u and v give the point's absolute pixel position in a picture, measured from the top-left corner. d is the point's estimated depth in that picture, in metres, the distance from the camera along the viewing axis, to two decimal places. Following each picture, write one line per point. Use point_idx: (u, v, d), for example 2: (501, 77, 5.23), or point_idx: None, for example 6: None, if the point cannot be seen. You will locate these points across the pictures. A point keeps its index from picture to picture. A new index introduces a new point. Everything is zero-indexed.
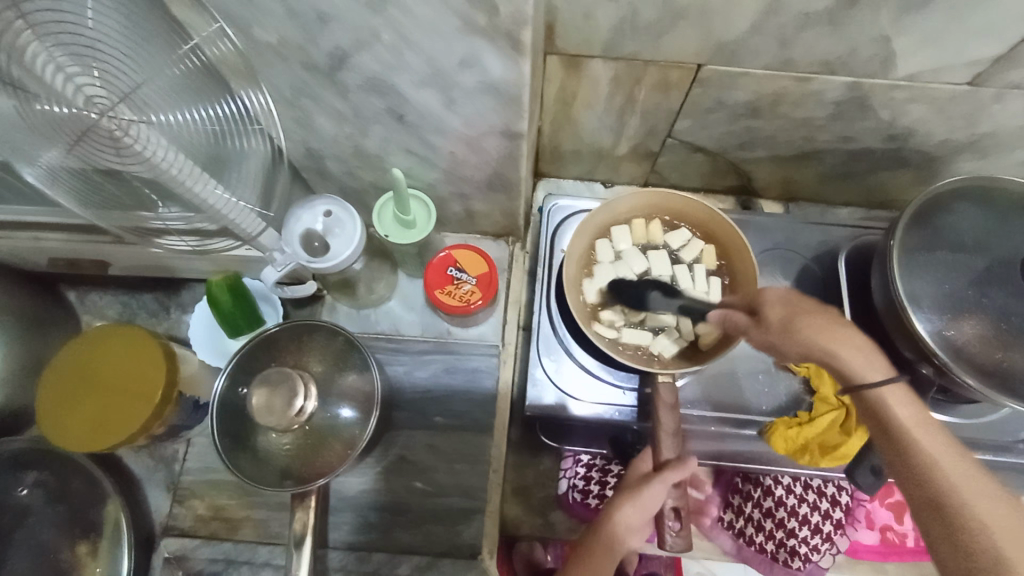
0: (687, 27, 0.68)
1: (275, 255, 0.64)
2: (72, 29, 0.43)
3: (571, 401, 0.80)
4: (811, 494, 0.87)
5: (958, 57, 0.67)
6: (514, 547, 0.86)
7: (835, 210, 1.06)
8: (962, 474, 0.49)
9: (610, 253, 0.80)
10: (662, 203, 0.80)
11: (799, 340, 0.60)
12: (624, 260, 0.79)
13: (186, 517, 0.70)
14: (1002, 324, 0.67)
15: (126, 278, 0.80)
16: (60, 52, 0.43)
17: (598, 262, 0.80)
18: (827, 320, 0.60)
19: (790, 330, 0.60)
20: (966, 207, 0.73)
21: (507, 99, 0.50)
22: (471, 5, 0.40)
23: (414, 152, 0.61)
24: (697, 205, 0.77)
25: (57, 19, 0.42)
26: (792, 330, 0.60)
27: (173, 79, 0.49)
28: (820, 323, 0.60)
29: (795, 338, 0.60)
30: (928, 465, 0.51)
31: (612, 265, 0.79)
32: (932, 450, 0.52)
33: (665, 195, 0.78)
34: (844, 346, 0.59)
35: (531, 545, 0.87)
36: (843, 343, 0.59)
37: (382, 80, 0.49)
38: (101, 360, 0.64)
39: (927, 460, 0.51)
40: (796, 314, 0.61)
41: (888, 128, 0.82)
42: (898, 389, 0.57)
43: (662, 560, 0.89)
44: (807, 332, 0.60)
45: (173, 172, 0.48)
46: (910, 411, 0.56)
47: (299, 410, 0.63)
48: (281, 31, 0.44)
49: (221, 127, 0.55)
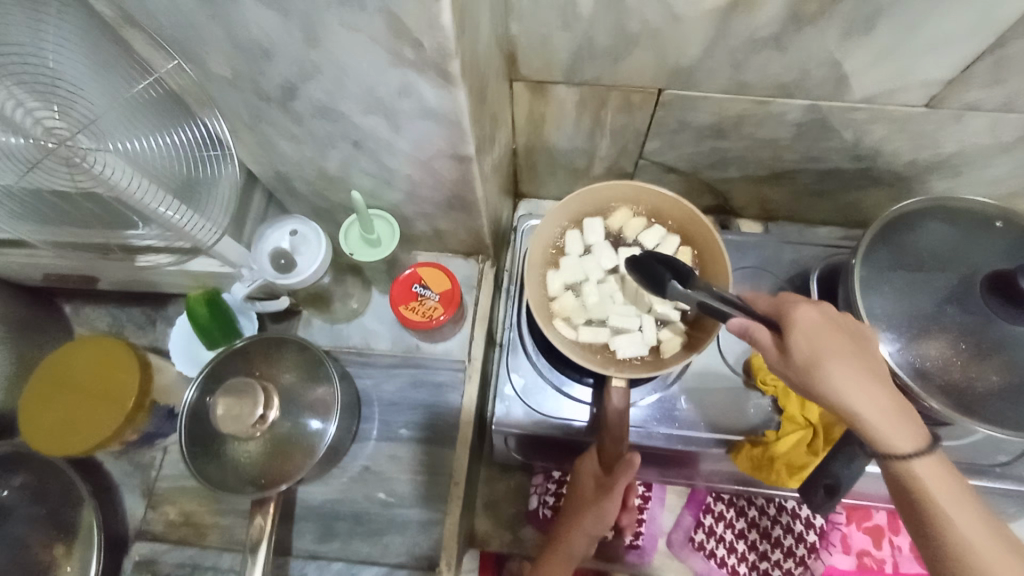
0: (640, 53, 0.70)
1: (245, 269, 0.69)
2: (34, 69, 0.51)
3: (536, 416, 0.81)
4: (785, 515, 0.86)
5: (909, 78, 0.68)
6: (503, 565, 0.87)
7: (814, 229, 1.06)
8: (979, 532, 0.50)
9: (579, 247, 0.79)
10: (638, 194, 0.78)
11: (823, 387, 0.54)
12: (592, 254, 0.78)
13: (158, 522, 0.73)
14: (962, 344, 0.67)
15: (115, 292, 0.85)
16: (22, 90, 0.50)
17: (566, 256, 0.78)
18: (853, 365, 0.54)
19: (814, 374, 0.54)
20: (929, 224, 0.74)
21: (447, 123, 0.53)
22: (398, 41, 0.44)
23: (374, 174, 0.65)
24: (676, 203, 0.75)
25: (20, 62, 0.50)
26: (817, 375, 0.54)
27: (131, 109, 0.56)
28: (846, 367, 0.54)
29: (816, 382, 0.54)
30: (949, 526, 0.50)
31: (579, 259, 0.78)
32: (949, 509, 0.51)
33: (640, 188, 0.77)
34: (869, 392, 0.54)
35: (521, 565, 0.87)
36: (869, 388, 0.54)
37: (332, 109, 0.54)
38: (79, 371, 0.70)
39: (947, 522, 0.50)
40: (823, 355, 0.54)
41: (854, 148, 0.83)
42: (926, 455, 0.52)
43: None
44: (834, 379, 0.54)
45: (132, 193, 0.55)
46: (930, 464, 0.53)
47: (260, 418, 0.68)
48: (235, 66, 0.51)
49: (183, 152, 0.61)
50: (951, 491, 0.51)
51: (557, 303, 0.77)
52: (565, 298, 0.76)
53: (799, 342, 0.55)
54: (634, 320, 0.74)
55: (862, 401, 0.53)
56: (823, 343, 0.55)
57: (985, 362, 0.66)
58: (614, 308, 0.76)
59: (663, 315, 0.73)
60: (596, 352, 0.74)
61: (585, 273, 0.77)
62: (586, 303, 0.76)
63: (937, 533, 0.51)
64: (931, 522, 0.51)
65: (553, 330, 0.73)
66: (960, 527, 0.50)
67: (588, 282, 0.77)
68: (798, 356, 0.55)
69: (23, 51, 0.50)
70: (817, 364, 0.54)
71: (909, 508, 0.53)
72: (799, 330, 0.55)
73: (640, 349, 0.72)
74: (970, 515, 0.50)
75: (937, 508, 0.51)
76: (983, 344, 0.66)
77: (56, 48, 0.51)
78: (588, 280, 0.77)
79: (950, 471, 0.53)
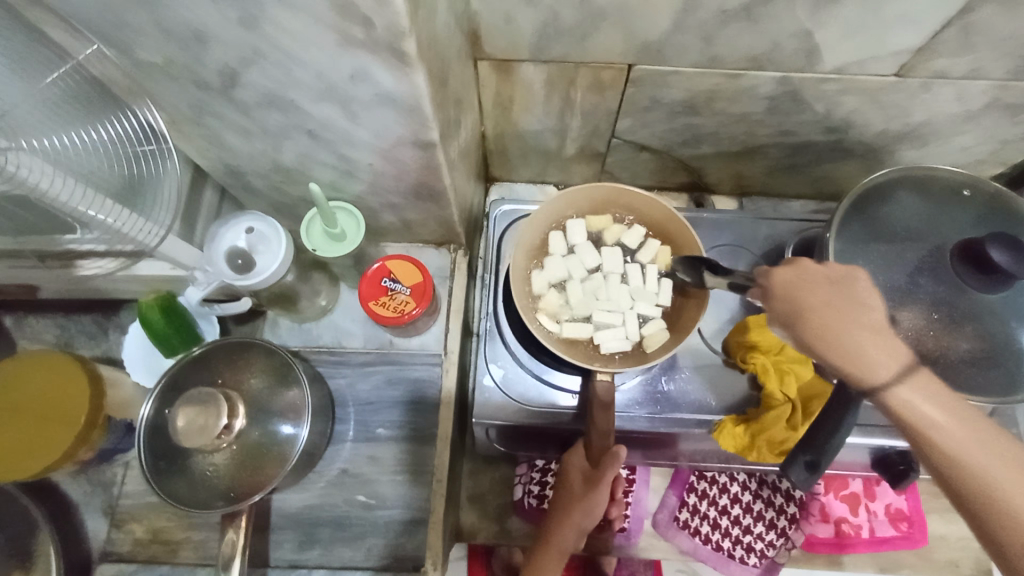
0: (608, 29, 0.67)
1: (197, 273, 0.64)
2: None
3: (517, 405, 0.79)
4: (766, 489, 0.87)
5: (879, 48, 0.67)
6: (492, 553, 0.88)
7: (786, 204, 1.06)
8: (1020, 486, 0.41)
9: (563, 247, 0.80)
10: (617, 198, 0.79)
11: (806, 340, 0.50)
12: (576, 254, 0.80)
13: (125, 542, 0.69)
14: (935, 314, 0.67)
15: (62, 301, 0.79)
16: None
17: (550, 255, 0.80)
18: (838, 308, 0.50)
19: (795, 328, 0.51)
20: (899, 196, 0.74)
21: (407, 109, 0.50)
22: (347, 22, 0.40)
23: (333, 165, 0.61)
24: (654, 203, 0.76)
25: None
26: (802, 327, 0.51)
27: (46, 103, 0.51)
28: (830, 315, 0.49)
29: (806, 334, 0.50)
30: (988, 488, 0.42)
31: (563, 258, 0.79)
32: (981, 464, 0.43)
33: (617, 190, 0.78)
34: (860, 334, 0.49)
35: (510, 550, 0.88)
36: (860, 329, 0.49)
37: (279, 96, 0.50)
38: (16, 389, 0.65)
39: (980, 482, 0.42)
40: (802, 306, 0.51)
41: (825, 121, 0.82)
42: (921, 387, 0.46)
43: (641, 559, 0.88)
44: (816, 327, 0.50)
45: (58, 197, 0.51)
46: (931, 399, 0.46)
47: (226, 429, 0.63)
48: (165, 52, 0.46)
49: (114, 147, 0.56)
50: (976, 440, 0.44)
51: (543, 301, 0.78)
52: (550, 296, 0.78)
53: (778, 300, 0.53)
54: (617, 317, 0.76)
55: (861, 349, 0.48)
56: (805, 294, 0.51)
57: (957, 331, 0.67)
58: (597, 306, 0.78)
59: (644, 313, 0.76)
60: (580, 349, 0.76)
61: (568, 272, 0.79)
62: (570, 301, 0.78)
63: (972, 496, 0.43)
64: (963, 483, 0.43)
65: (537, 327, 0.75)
66: (997, 486, 0.42)
67: (572, 281, 0.78)
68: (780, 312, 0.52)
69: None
70: (796, 317, 0.51)
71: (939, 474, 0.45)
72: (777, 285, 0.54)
73: (622, 345, 0.75)
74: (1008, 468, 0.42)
75: (971, 468, 0.43)
76: (954, 314, 0.67)
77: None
78: (572, 280, 0.79)
79: (978, 419, 0.45)
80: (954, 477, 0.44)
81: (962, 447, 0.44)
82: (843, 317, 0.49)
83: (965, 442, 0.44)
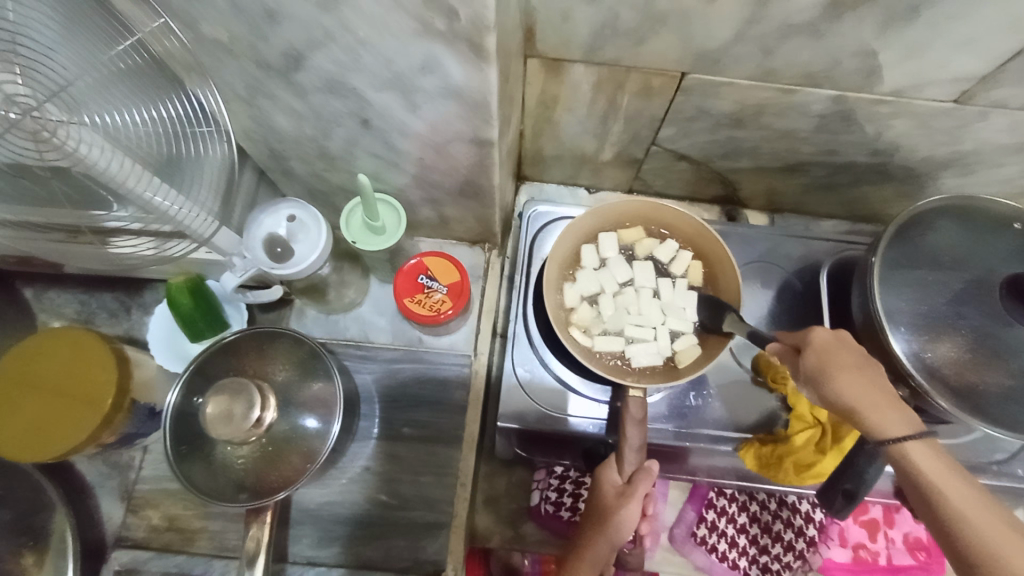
0: (666, 33, 0.65)
1: (235, 258, 0.62)
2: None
3: (542, 412, 0.78)
4: (785, 510, 0.87)
5: (942, 73, 0.66)
6: (490, 552, 0.87)
7: (818, 223, 1.05)
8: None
9: (595, 259, 0.79)
10: (650, 212, 0.78)
11: (831, 398, 0.54)
12: (608, 267, 0.78)
13: (140, 528, 0.68)
14: (979, 346, 0.65)
15: (85, 276, 0.77)
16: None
17: (581, 268, 0.79)
18: (860, 373, 0.55)
19: (822, 386, 0.55)
20: (943, 223, 0.71)
21: (471, 104, 0.48)
22: (428, 10, 0.39)
23: (380, 156, 0.59)
24: (686, 218, 0.76)
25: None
26: (827, 385, 0.55)
27: (107, 75, 0.49)
28: (857, 381, 0.54)
29: (825, 389, 0.55)
30: (994, 560, 0.46)
31: (595, 272, 0.78)
32: (989, 535, 0.47)
33: (651, 205, 0.77)
34: (870, 393, 0.54)
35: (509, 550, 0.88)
36: (871, 389, 0.54)
37: (341, 82, 0.48)
38: (43, 367, 0.65)
39: (983, 552, 0.46)
40: (835, 368, 0.55)
41: (872, 142, 0.81)
42: (921, 447, 0.52)
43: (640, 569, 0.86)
44: (844, 389, 0.54)
45: (113, 175, 0.49)
46: (937, 461, 0.51)
47: (256, 422, 0.61)
48: (228, 28, 0.44)
49: (167, 128, 0.55)
50: (978, 507, 0.48)
51: (575, 315, 0.76)
52: (582, 309, 0.76)
53: (811, 358, 0.56)
54: (648, 332, 0.75)
55: (878, 416, 0.53)
56: (837, 357, 0.56)
57: (1001, 365, 0.64)
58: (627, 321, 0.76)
59: (675, 328, 0.75)
60: (612, 365, 0.74)
61: (600, 286, 0.78)
62: (602, 315, 0.76)
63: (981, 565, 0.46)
64: (976, 554, 0.47)
65: (569, 340, 0.73)
66: (1005, 557, 0.45)
67: (604, 295, 0.77)
68: (810, 370, 0.56)
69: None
70: (826, 376, 0.55)
71: (951, 543, 0.49)
72: (812, 344, 0.57)
73: (654, 359, 0.73)
74: (1010, 540, 0.46)
75: (976, 535, 0.47)
76: (996, 348, 0.64)
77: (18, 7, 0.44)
78: (604, 293, 0.77)
79: (982, 494, 0.49)
80: (965, 546, 0.47)
81: (967, 514, 0.48)
82: (868, 386, 0.54)
83: (970, 509, 0.48)
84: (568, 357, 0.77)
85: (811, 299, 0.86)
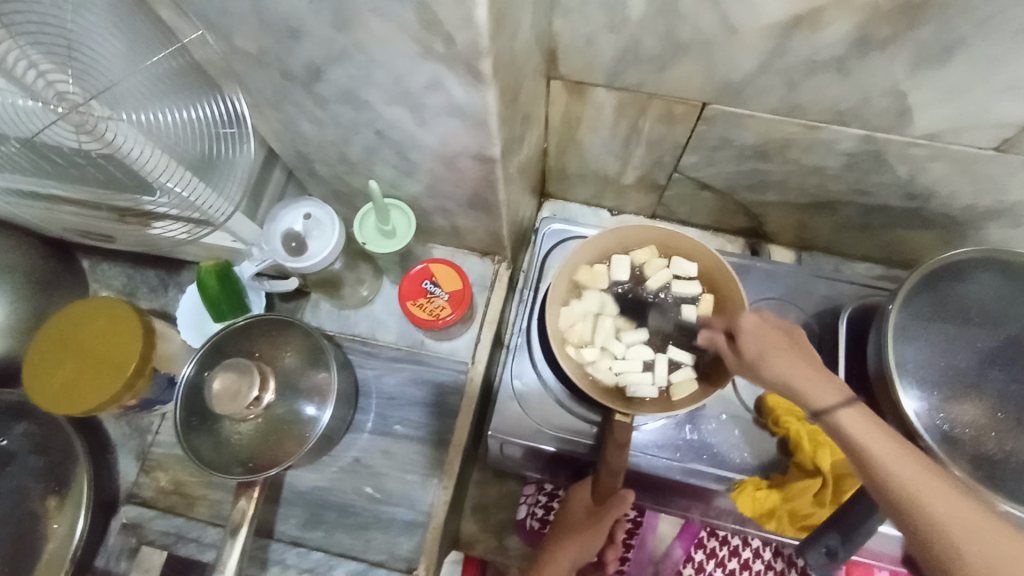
0: (687, 61, 0.65)
1: (255, 248, 0.68)
2: (43, 25, 0.51)
3: (535, 425, 0.78)
4: (781, 562, 0.83)
5: (980, 118, 0.63)
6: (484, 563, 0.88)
7: (850, 264, 1.00)
8: (967, 519, 0.45)
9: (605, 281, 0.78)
10: (667, 239, 0.77)
11: (772, 379, 0.57)
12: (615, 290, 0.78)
13: (149, 488, 0.74)
14: (1000, 412, 0.61)
15: (133, 252, 0.85)
16: (35, 51, 0.52)
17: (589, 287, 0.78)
18: (796, 355, 0.57)
19: (760, 372, 0.58)
20: (978, 276, 0.66)
21: (474, 123, 0.51)
22: (430, 35, 0.42)
23: (395, 166, 0.63)
24: (704, 250, 0.75)
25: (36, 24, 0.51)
26: (762, 367, 0.57)
27: (151, 80, 0.57)
28: (794, 363, 0.56)
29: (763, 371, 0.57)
30: (952, 542, 0.45)
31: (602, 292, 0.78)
32: (909, 482, 0.48)
33: (668, 231, 0.76)
34: (800, 369, 0.56)
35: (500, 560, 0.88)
36: (805, 367, 0.56)
37: (355, 95, 0.52)
38: (82, 328, 0.72)
39: (912, 497, 0.47)
40: (769, 349, 0.58)
41: (906, 185, 0.77)
42: (853, 412, 0.53)
43: None
44: (780, 369, 0.56)
45: (145, 164, 0.58)
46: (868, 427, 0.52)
47: (255, 401, 0.65)
48: (260, 42, 0.49)
49: (200, 127, 0.61)
50: (912, 468, 0.49)
51: (575, 332, 0.76)
52: (583, 328, 0.76)
53: (748, 343, 0.59)
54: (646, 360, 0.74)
55: (811, 390, 0.55)
56: (769, 339, 0.59)
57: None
58: (628, 346, 0.76)
59: (676, 359, 0.74)
60: (607, 388, 0.74)
61: (605, 307, 0.77)
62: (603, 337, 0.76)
63: (914, 516, 0.47)
64: (908, 509, 0.47)
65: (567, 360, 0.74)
66: (948, 521, 0.45)
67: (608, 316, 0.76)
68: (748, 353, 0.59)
69: (40, 21, 0.51)
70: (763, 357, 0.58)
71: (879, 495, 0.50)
72: (748, 328, 0.60)
73: (648, 389, 0.73)
74: (979, 527, 0.44)
75: (924, 500, 0.47)
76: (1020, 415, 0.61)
77: (78, 24, 0.53)
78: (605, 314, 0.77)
79: (912, 452, 0.50)
80: (894, 496, 0.48)
81: (891, 468, 0.49)
82: (805, 364, 0.56)
83: (890, 461, 0.49)
84: (565, 375, 0.77)
85: (828, 343, 0.82)
